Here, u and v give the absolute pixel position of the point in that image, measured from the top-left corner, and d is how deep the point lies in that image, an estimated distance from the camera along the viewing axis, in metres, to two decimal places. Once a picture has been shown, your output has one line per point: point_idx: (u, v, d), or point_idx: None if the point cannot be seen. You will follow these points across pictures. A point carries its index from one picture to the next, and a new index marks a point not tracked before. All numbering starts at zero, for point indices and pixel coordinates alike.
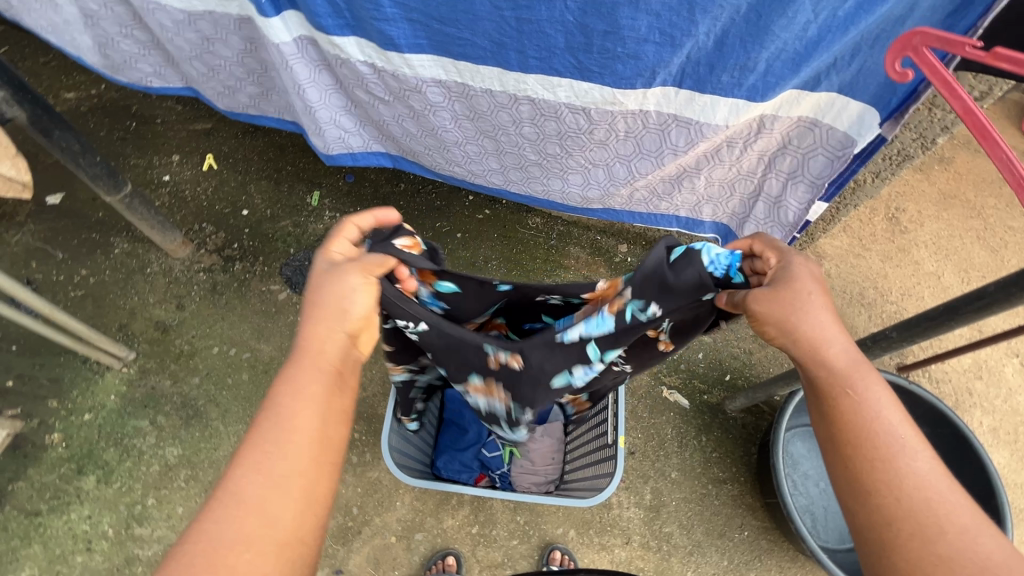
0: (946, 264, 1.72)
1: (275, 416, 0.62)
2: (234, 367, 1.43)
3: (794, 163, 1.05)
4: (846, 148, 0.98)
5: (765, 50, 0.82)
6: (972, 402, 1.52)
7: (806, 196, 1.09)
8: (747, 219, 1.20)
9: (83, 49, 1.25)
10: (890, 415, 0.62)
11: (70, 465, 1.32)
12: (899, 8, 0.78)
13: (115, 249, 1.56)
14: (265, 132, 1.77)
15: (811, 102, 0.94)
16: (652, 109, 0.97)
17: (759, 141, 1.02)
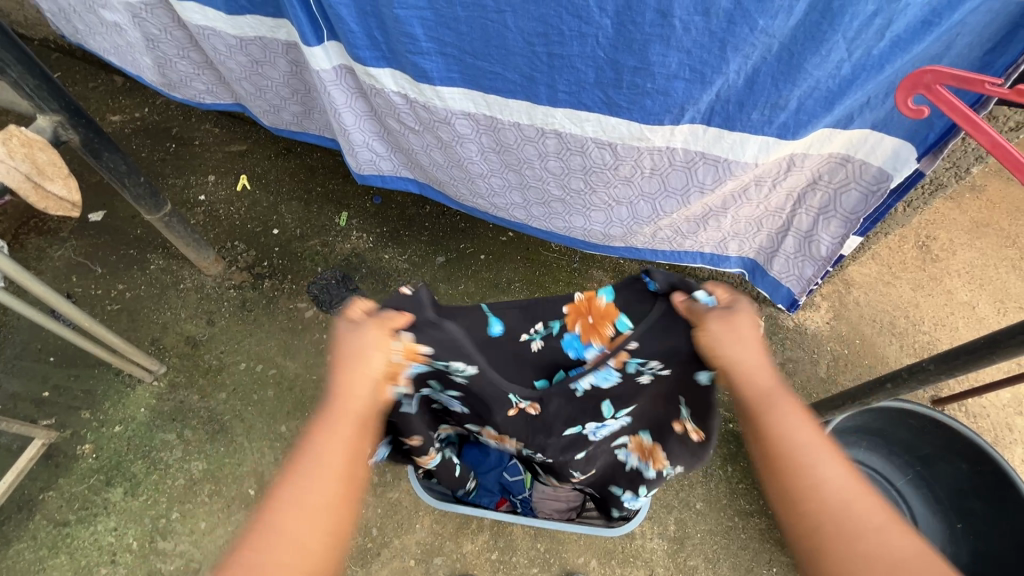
0: (980, 294, 1.68)
1: (312, 458, 0.66)
2: (261, 383, 1.46)
3: (824, 200, 1.04)
4: (881, 183, 0.97)
5: (797, 88, 0.83)
6: (1013, 438, 1.46)
7: (840, 231, 1.08)
8: (775, 254, 1.19)
9: (143, 69, 1.33)
10: (806, 435, 0.65)
11: (99, 476, 1.34)
12: (935, 48, 0.78)
13: (151, 265, 1.62)
14: (297, 154, 1.83)
15: (844, 139, 0.94)
16: (679, 147, 0.98)
17: (789, 178, 1.02)
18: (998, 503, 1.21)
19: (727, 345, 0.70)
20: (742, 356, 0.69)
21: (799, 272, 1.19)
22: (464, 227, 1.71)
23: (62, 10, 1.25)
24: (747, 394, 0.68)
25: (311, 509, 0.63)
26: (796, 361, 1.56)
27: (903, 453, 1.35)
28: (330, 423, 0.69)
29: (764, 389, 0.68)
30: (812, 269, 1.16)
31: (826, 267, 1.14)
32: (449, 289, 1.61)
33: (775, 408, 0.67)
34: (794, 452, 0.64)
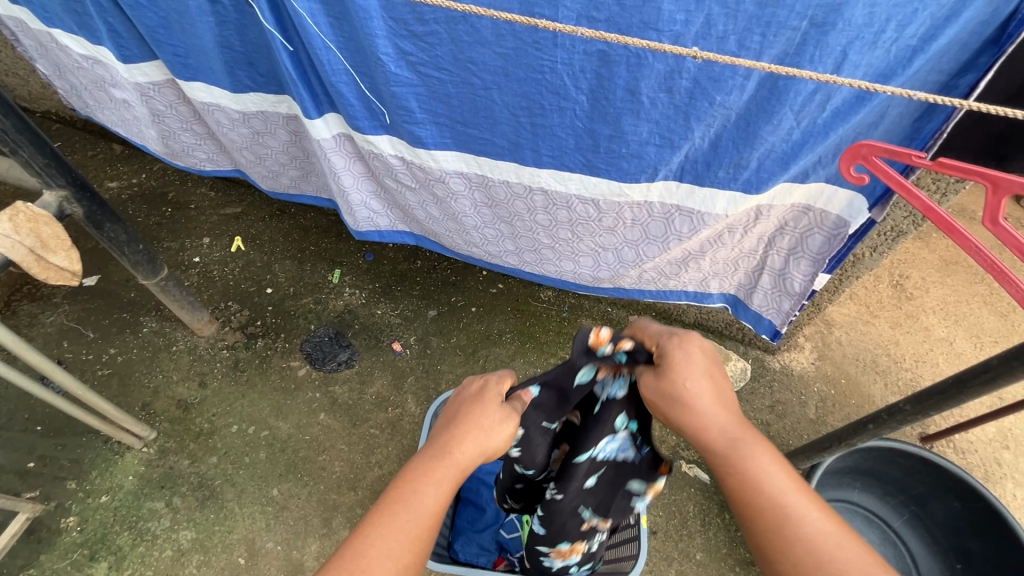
0: (957, 329, 1.74)
1: (414, 496, 0.66)
2: (252, 446, 1.45)
3: (793, 241, 1.10)
4: (841, 228, 1.02)
5: (755, 151, 0.91)
6: (1003, 473, 1.48)
7: (810, 269, 1.12)
8: (754, 290, 1.25)
9: (148, 140, 1.39)
10: (776, 482, 0.63)
11: (83, 551, 1.30)
12: (870, 117, 0.86)
13: (144, 328, 1.63)
14: (290, 215, 1.89)
15: (802, 192, 1.01)
16: (656, 200, 1.04)
17: (757, 226, 1.08)
18: (994, 543, 1.21)
19: (678, 398, 0.70)
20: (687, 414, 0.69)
21: (778, 305, 1.23)
22: (455, 280, 1.75)
23: (74, 87, 1.32)
24: (710, 447, 0.68)
25: (418, 537, 0.64)
26: (785, 403, 1.58)
27: (897, 493, 1.36)
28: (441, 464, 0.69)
29: (716, 439, 0.68)
30: (789, 305, 1.20)
31: (801, 303, 1.18)
32: (441, 342, 1.63)
33: (736, 455, 0.65)
34: (757, 509, 0.62)
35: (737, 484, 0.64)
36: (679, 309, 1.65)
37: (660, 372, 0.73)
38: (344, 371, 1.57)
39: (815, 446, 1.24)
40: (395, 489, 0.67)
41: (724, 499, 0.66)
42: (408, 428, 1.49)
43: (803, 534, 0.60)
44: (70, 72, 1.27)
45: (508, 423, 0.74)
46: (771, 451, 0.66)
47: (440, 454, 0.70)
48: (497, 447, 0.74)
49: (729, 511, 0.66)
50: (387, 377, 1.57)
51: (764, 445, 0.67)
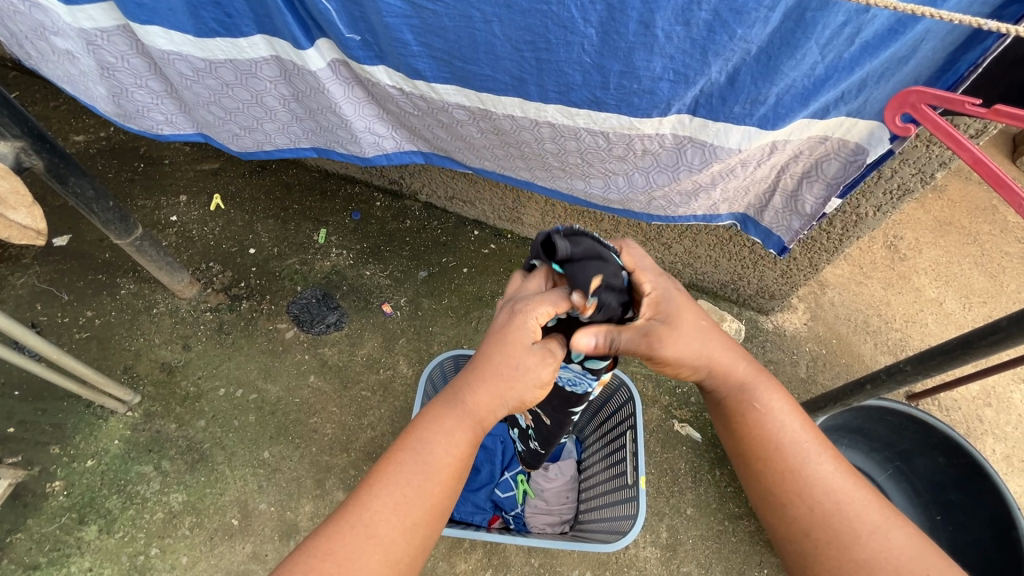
0: (947, 290, 1.74)
1: (418, 454, 0.69)
2: (241, 409, 1.42)
3: (806, 166, 1.03)
4: (857, 156, 0.97)
5: (775, 86, 0.85)
6: (983, 429, 1.51)
7: (822, 194, 1.05)
8: (764, 209, 1.16)
9: (97, 99, 1.26)
10: (792, 426, 0.73)
11: (71, 515, 1.27)
12: (904, 50, 0.82)
13: (122, 290, 1.56)
14: (271, 171, 1.81)
15: (820, 127, 0.95)
16: (668, 133, 0.98)
17: (772, 157, 1.01)
18: (975, 495, 1.24)
19: (689, 344, 0.74)
20: (714, 360, 0.76)
21: (787, 224, 1.15)
22: (445, 240, 1.71)
23: (15, 35, 1.14)
24: (730, 391, 0.76)
25: (429, 497, 0.68)
26: (777, 363, 1.59)
27: (883, 449, 1.39)
28: (448, 420, 0.71)
29: (739, 385, 0.76)
30: (796, 224, 1.13)
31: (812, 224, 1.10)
32: (432, 304, 1.60)
33: (758, 398, 0.75)
34: (768, 448, 0.72)
35: (756, 422, 0.74)
36: (674, 270, 1.63)
37: (674, 324, 0.73)
38: (333, 333, 1.53)
39: (810, 405, 1.25)
40: (417, 429, 0.71)
41: (736, 439, 0.76)
42: (400, 390, 1.47)
43: (817, 477, 0.69)
44: (3, 17, 1.09)
45: (542, 368, 0.71)
46: (782, 392, 0.76)
47: (459, 395, 0.71)
48: (522, 396, 0.72)
49: (741, 450, 0.75)
50: (378, 338, 1.54)
51: (780, 392, 0.76)
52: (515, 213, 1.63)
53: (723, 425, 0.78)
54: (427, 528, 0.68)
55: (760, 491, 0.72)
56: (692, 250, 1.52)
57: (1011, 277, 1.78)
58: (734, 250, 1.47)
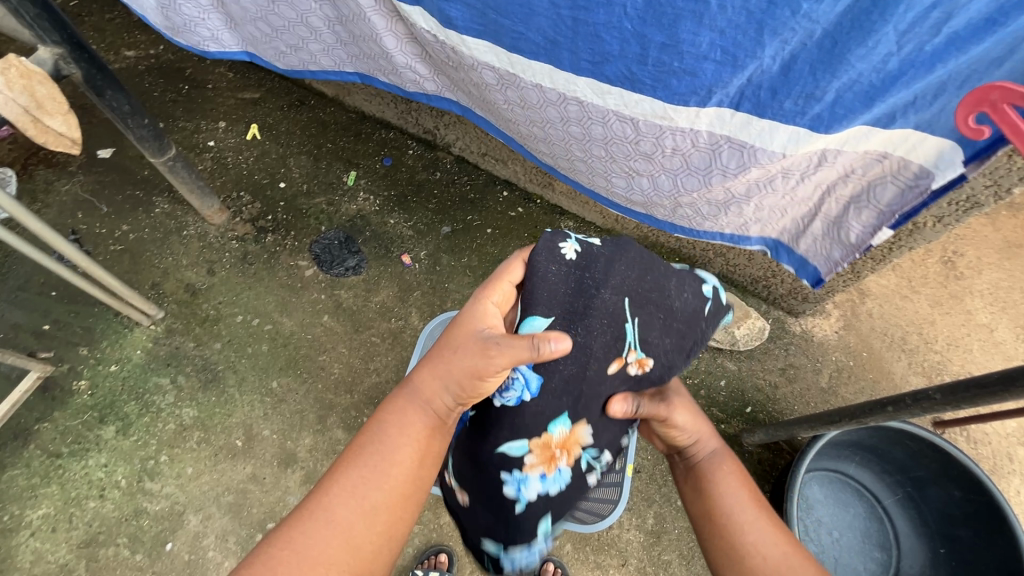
0: (1001, 318, 1.61)
1: (380, 449, 0.71)
2: (256, 338, 1.47)
3: (857, 188, 0.94)
4: (920, 181, 0.87)
5: (837, 79, 0.78)
6: (1012, 468, 1.42)
7: (871, 221, 0.97)
8: (802, 234, 1.08)
9: (147, 9, 1.24)
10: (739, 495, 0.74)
11: (93, 413, 1.36)
12: (999, 50, 0.71)
13: (156, 209, 1.61)
14: (309, 107, 1.79)
15: (880, 140, 0.85)
16: (703, 129, 0.93)
17: (818, 172, 0.94)
18: (986, 536, 1.17)
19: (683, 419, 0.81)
20: (697, 426, 0.80)
21: (826, 253, 1.07)
22: (474, 198, 1.67)
23: None
24: (690, 459, 0.80)
25: (388, 498, 0.69)
26: (798, 368, 1.52)
27: (896, 472, 1.33)
28: (410, 412, 0.73)
29: (707, 453, 0.79)
30: (838, 255, 1.05)
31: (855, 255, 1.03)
32: (451, 261, 1.58)
33: (716, 468, 0.77)
34: (733, 512, 0.72)
35: (709, 493, 0.75)
36: (705, 257, 1.55)
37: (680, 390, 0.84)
38: (351, 277, 1.55)
39: (822, 418, 1.15)
40: (379, 422, 0.73)
41: (704, 500, 0.75)
42: (409, 341, 1.48)
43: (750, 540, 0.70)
44: None
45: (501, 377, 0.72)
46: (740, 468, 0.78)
47: (417, 389, 0.74)
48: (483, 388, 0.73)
49: (695, 511, 0.76)
50: (394, 289, 1.54)
51: (735, 467, 0.78)
52: (548, 177, 1.57)
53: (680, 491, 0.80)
54: (394, 528, 0.69)
55: (729, 552, 0.70)
56: None
57: None
58: None
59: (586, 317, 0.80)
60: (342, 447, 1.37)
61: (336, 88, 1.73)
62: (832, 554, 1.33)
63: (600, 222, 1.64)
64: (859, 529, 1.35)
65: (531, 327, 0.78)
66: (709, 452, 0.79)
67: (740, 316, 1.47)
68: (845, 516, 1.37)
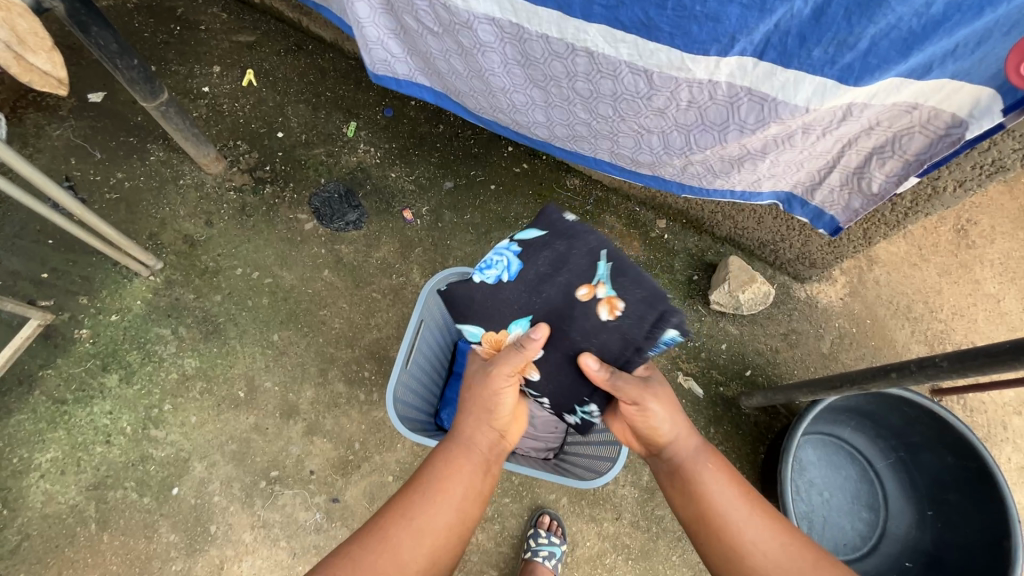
0: (1009, 288, 1.58)
1: (430, 480, 0.76)
2: (256, 291, 1.45)
3: (881, 141, 0.92)
4: (952, 130, 0.85)
5: (873, 25, 0.73)
6: (1004, 436, 1.44)
7: (897, 171, 0.96)
8: (817, 186, 1.07)
9: None
10: (729, 497, 0.73)
11: (96, 361, 1.37)
12: None
13: (151, 156, 1.56)
14: (307, 53, 1.71)
15: (911, 92, 0.82)
16: (723, 81, 0.87)
17: (842, 127, 0.90)
18: (975, 500, 1.20)
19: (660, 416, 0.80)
20: (677, 424, 0.80)
21: (845, 203, 1.07)
22: (478, 152, 1.62)
23: None
24: (674, 461, 0.78)
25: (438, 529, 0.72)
26: (800, 333, 1.51)
27: (890, 437, 1.35)
28: (456, 449, 0.79)
29: (689, 455, 0.78)
30: (858, 204, 1.05)
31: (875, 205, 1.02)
32: (454, 218, 1.55)
33: (700, 471, 0.76)
34: (728, 512, 0.72)
35: (694, 495, 0.74)
36: (712, 220, 1.52)
37: (660, 381, 0.83)
38: (351, 232, 1.52)
39: (824, 382, 1.15)
40: (432, 459, 0.79)
41: (693, 504, 0.74)
42: (410, 297, 1.47)
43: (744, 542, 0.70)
44: None
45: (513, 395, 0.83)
46: (726, 469, 0.77)
47: (461, 428, 0.82)
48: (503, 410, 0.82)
49: (686, 516, 0.75)
50: (396, 244, 1.52)
51: (721, 467, 0.77)
52: None
53: (666, 494, 0.79)
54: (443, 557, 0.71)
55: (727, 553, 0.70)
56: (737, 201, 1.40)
57: None
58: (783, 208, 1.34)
59: (549, 243, 0.86)
60: (343, 400, 1.38)
61: (335, 33, 1.65)
62: (821, 513, 1.36)
63: (606, 181, 1.59)
64: (850, 491, 1.38)
65: (526, 234, 0.90)
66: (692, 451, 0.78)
67: (745, 280, 1.44)
68: (837, 478, 1.39)
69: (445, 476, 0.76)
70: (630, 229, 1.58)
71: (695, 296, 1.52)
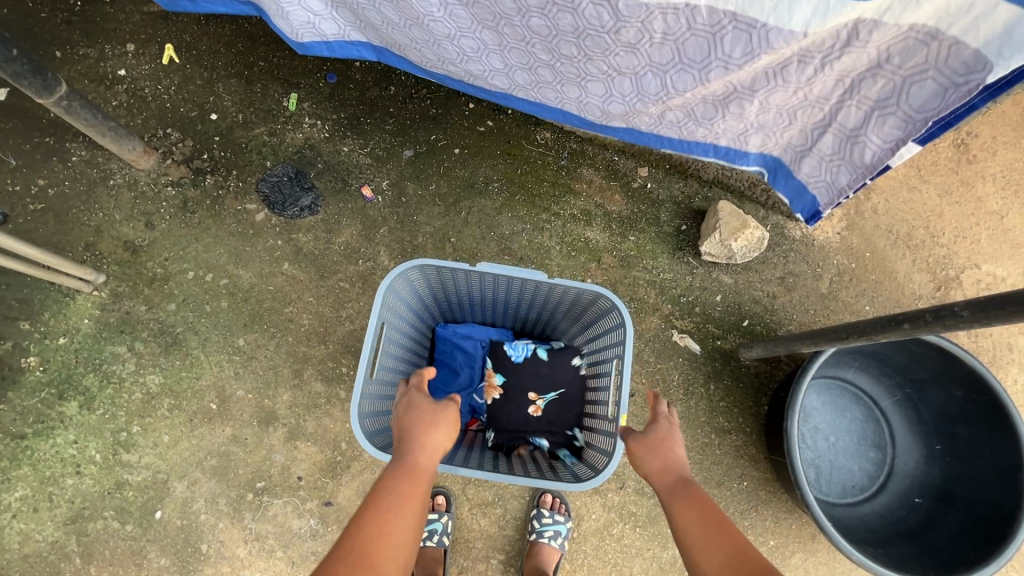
0: (1013, 202, 1.49)
1: (393, 498, 0.71)
2: (213, 294, 1.34)
3: (886, 89, 0.82)
4: (971, 74, 0.74)
5: None
6: (1010, 358, 1.39)
7: (896, 133, 0.86)
8: (808, 152, 0.99)
9: None
10: (698, 522, 0.74)
11: (50, 390, 1.27)
12: None
13: (73, 157, 1.39)
14: (231, 17, 1.50)
15: (934, 8, 0.68)
16: (703, 6, 0.74)
17: (843, 58, 0.79)
18: (987, 433, 1.16)
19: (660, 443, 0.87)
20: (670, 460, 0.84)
21: (832, 177, 0.99)
22: (435, 114, 1.46)
23: None
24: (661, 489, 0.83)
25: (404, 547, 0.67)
26: (797, 275, 1.43)
27: (896, 374, 1.30)
28: (410, 468, 0.76)
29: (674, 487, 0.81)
30: (846, 176, 0.98)
31: (866, 179, 0.95)
32: (419, 190, 1.42)
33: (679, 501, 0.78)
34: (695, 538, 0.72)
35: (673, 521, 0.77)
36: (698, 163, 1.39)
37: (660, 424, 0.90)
38: (308, 218, 1.39)
39: (830, 333, 1.07)
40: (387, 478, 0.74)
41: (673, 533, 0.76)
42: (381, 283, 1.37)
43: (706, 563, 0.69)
44: None
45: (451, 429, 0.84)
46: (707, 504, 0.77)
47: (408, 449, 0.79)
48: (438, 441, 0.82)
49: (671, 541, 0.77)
50: (358, 226, 1.39)
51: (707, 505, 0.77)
52: None
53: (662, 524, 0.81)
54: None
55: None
56: None
57: None
58: None
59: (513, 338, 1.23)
60: (323, 400, 1.30)
61: None
62: (829, 458, 1.32)
63: (580, 131, 1.45)
64: (857, 432, 1.34)
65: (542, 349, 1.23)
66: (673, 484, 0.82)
67: (736, 227, 1.34)
68: (842, 420, 1.34)
69: (406, 495, 0.72)
70: (610, 181, 1.46)
71: (684, 248, 1.42)
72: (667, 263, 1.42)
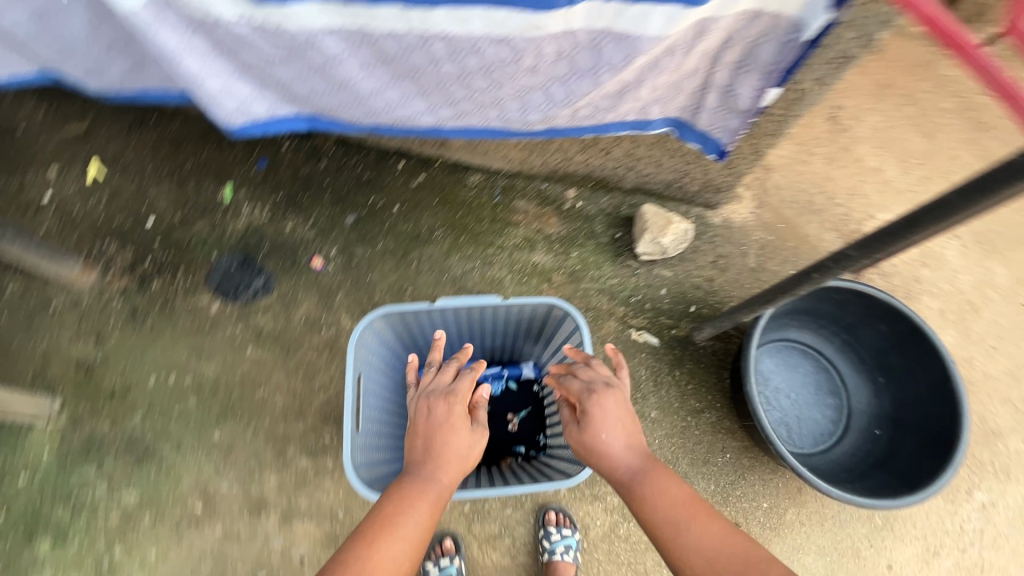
0: (886, 157, 1.72)
1: (412, 501, 0.83)
2: (179, 394, 1.32)
3: (742, 53, 0.96)
4: (796, 33, 0.90)
5: None
6: (921, 288, 1.56)
7: (760, 82, 1.00)
8: (699, 109, 1.11)
9: None
10: (665, 504, 0.84)
11: (19, 533, 1.21)
12: None
13: (7, 290, 1.37)
14: (153, 124, 1.55)
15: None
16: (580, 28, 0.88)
17: (702, 42, 0.93)
18: (916, 356, 1.30)
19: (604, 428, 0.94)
20: (621, 450, 0.91)
21: (725, 124, 1.11)
22: (369, 177, 1.55)
23: None
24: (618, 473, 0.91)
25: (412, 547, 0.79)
26: (727, 257, 1.57)
27: (830, 324, 1.44)
28: (435, 478, 0.86)
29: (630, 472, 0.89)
30: (736, 123, 1.09)
31: (750, 119, 1.07)
32: (367, 250, 1.48)
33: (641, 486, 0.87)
34: (669, 523, 0.82)
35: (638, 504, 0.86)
36: (617, 176, 1.53)
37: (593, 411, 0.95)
38: (262, 299, 1.41)
39: (761, 299, 1.19)
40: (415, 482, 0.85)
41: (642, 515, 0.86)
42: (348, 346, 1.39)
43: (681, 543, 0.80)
44: None
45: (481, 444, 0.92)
46: (665, 480, 0.87)
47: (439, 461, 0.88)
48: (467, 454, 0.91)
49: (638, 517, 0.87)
50: (314, 297, 1.42)
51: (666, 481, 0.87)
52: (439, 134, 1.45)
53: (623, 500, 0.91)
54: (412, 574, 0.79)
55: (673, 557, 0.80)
56: (633, 151, 1.41)
57: (947, 135, 1.75)
58: (675, 146, 1.37)
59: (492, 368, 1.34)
60: (312, 474, 1.29)
61: None
62: (794, 414, 1.43)
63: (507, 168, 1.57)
64: (812, 384, 1.46)
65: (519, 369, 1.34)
66: (630, 472, 0.89)
67: (663, 224, 1.48)
68: (797, 376, 1.46)
69: (419, 506, 0.83)
70: (544, 207, 1.57)
71: (623, 253, 1.54)
72: (611, 270, 1.53)
